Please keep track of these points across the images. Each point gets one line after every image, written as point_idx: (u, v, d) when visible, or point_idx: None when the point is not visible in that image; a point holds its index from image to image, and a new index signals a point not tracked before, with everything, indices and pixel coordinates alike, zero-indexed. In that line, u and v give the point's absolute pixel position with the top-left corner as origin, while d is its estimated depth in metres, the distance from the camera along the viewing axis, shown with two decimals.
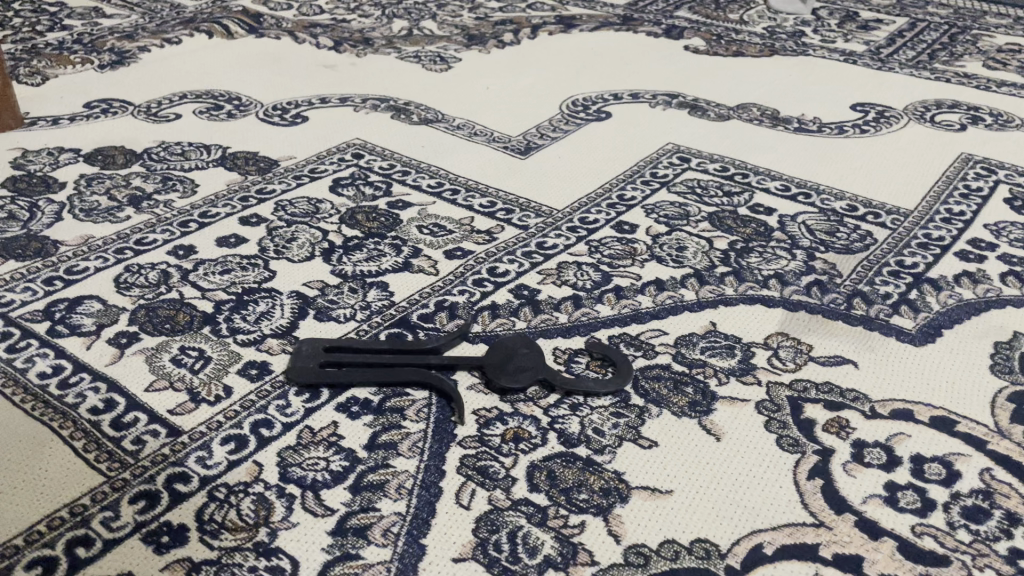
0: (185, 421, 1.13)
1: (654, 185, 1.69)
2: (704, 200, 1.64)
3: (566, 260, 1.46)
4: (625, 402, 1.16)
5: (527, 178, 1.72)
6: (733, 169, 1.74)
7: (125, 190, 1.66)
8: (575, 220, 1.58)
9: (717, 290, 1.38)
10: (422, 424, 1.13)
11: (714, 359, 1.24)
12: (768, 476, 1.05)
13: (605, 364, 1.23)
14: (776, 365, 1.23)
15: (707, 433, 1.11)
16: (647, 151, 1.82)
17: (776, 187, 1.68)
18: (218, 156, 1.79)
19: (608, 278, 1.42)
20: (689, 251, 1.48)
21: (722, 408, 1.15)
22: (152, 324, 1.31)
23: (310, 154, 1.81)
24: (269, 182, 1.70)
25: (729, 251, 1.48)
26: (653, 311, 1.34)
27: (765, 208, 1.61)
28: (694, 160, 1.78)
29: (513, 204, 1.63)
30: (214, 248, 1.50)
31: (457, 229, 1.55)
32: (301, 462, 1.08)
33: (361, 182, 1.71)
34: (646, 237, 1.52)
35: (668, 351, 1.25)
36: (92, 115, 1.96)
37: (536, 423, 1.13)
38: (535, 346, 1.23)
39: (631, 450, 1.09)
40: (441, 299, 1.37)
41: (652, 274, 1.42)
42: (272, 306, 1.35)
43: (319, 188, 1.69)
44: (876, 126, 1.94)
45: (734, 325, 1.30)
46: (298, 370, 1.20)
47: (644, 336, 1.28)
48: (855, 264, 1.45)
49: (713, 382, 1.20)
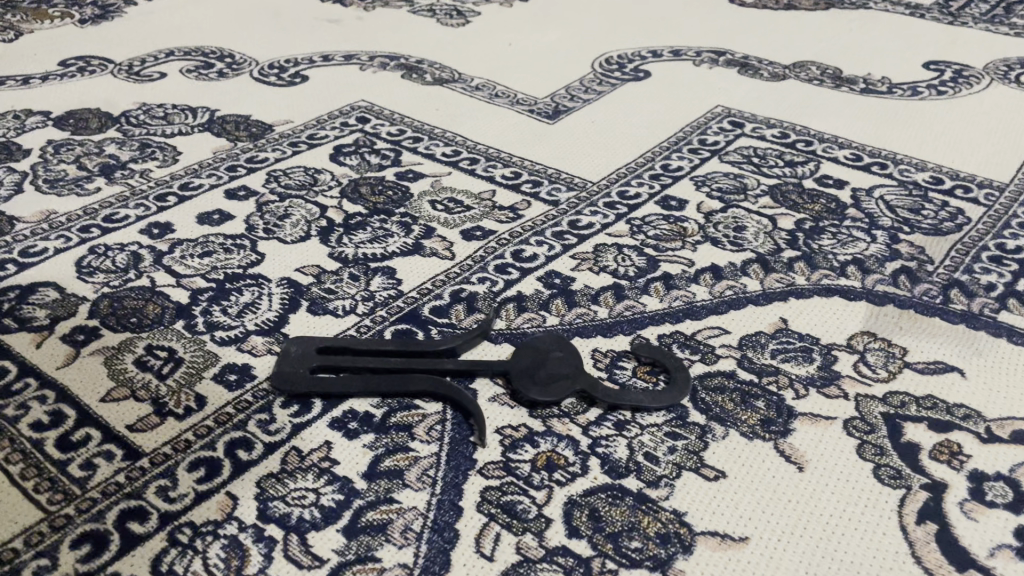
0: (146, 440, 0.93)
1: (703, 153, 1.46)
2: (763, 171, 1.41)
3: (604, 242, 1.24)
4: (683, 420, 0.95)
5: (557, 146, 1.50)
6: (794, 135, 1.51)
7: (97, 159, 1.46)
8: (613, 194, 1.36)
9: (786, 280, 1.16)
10: (435, 446, 0.92)
11: (788, 365, 1.02)
12: (867, 520, 0.84)
13: (657, 371, 1.01)
14: (864, 374, 1.01)
15: (786, 461, 0.90)
16: (694, 114, 1.59)
17: (845, 156, 1.45)
18: (205, 119, 1.58)
19: (654, 263, 1.20)
20: (749, 231, 1.26)
21: (803, 429, 0.94)
22: (115, 317, 1.11)
23: (309, 118, 1.59)
24: (260, 149, 1.49)
25: (796, 231, 1.26)
26: (711, 304, 1.12)
27: (835, 180, 1.38)
28: (748, 125, 1.55)
29: (540, 176, 1.41)
30: (194, 226, 1.29)
31: (476, 205, 1.34)
32: (285, 494, 0.87)
33: (366, 150, 1.49)
34: (697, 215, 1.30)
35: (732, 355, 1.04)
36: (67, 74, 1.75)
37: (573, 446, 0.92)
38: (572, 351, 1.02)
39: (692, 482, 0.88)
40: (457, 288, 1.15)
41: (706, 258, 1.20)
42: (258, 296, 1.14)
43: (317, 156, 1.47)
44: (955, 86, 1.70)
45: (808, 323, 1.09)
46: (285, 378, 0.99)
47: (701, 336, 1.06)
48: (948, 248, 1.23)
49: (789, 396, 0.98)
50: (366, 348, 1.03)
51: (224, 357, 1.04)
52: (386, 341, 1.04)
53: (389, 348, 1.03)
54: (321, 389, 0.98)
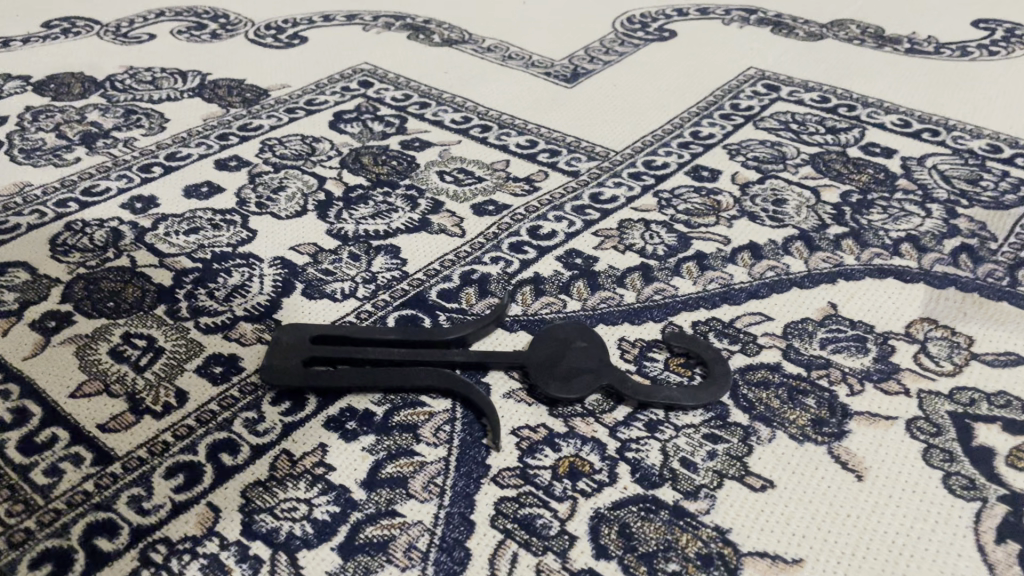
0: (118, 443, 0.83)
1: (736, 119, 1.34)
2: (802, 138, 1.29)
3: (630, 217, 1.13)
4: (723, 421, 0.84)
5: (576, 112, 1.38)
6: (835, 100, 1.39)
7: (78, 127, 1.34)
8: (639, 164, 1.24)
9: (833, 259, 1.05)
10: (443, 450, 0.82)
11: (840, 357, 0.91)
12: (938, 539, 0.74)
13: (692, 363, 0.90)
14: (926, 367, 0.90)
15: (843, 469, 0.80)
16: (725, 77, 1.46)
17: (892, 122, 1.33)
18: (196, 84, 1.46)
19: (686, 240, 1.08)
20: (790, 205, 1.14)
21: (860, 432, 0.83)
22: (90, 301, 1.00)
23: (307, 83, 1.47)
24: (254, 116, 1.37)
25: (842, 205, 1.14)
26: (750, 287, 1.00)
27: (882, 149, 1.26)
28: (785, 88, 1.42)
29: (558, 144, 1.29)
30: (180, 200, 1.18)
31: (488, 176, 1.22)
32: (273, 506, 0.77)
33: (369, 117, 1.37)
34: (731, 186, 1.18)
35: (776, 345, 0.92)
36: (50, 36, 1.63)
37: (600, 450, 0.81)
38: (597, 341, 0.91)
39: (736, 494, 0.77)
40: (467, 270, 1.04)
41: (743, 235, 1.09)
42: (248, 278, 1.03)
43: (316, 123, 1.36)
44: (1008, 46, 1.56)
45: (861, 308, 0.97)
46: (275, 370, 0.88)
47: (741, 323, 0.95)
48: (1012, 224, 1.11)
49: (842, 393, 0.87)
50: (366, 337, 0.92)
51: (209, 347, 0.94)
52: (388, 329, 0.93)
53: (391, 337, 0.92)
54: (315, 383, 0.87)
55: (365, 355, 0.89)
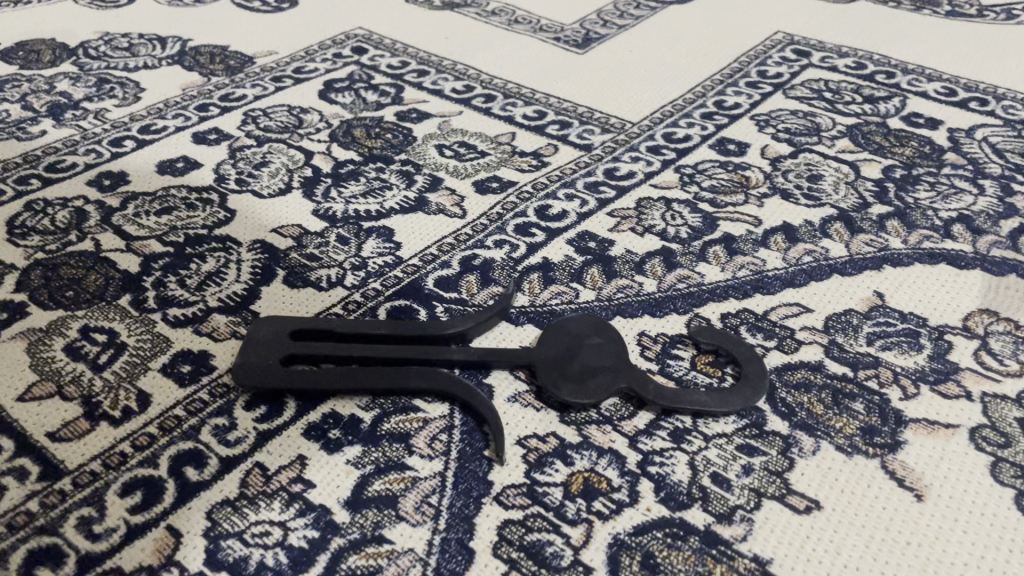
0: (71, 453, 0.73)
1: (764, 87, 1.22)
2: (837, 108, 1.17)
3: (649, 195, 1.02)
4: (759, 429, 0.73)
5: (588, 80, 1.26)
6: (872, 66, 1.27)
7: (46, 97, 1.24)
8: (658, 137, 1.12)
9: (877, 243, 0.93)
10: (439, 463, 0.71)
11: (890, 355, 0.80)
12: (1014, 573, 0.63)
13: (722, 362, 0.80)
14: (989, 366, 0.79)
15: (899, 487, 0.69)
16: (750, 42, 1.35)
17: (936, 90, 1.21)
18: (176, 50, 1.35)
19: (711, 221, 0.97)
20: (827, 182, 1.03)
21: (917, 443, 0.72)
22: (47, 289, 0.90)
23: (296, 49, 1.36)
24: (237, 85, 1.26)
25: (885, 181, 1.03)
26: (786, 275, 0.89)
27: (926, 120, 1.14)
28: (816, 54, 1.30)
29: (569, 115, 1.18)
30: (152, 177, 1.07)
31: (492, 150, 1.11)
32: (243, 531, 0.67)
33: (362, 86, 1.26)
34: (761, 161, 1.07)
35: (817, 341, 0.82)
36: None
37: (619, 464, 0.71)
38: (614, 337, 0.80)
39: (777, 516, 0.67)
40: (468, 255, 0.93)
41: (776, 215, 0.98)
42: (224, 264, 0.93)
43: (304, 93, 1.24)
44: None
45: (911, 299, 0.86)
46: (250, 369, 0.78)
47: (777, 315, 0.84)
48: None
49: (895, 396, 0.76)
50: (354, 330, 0.81)
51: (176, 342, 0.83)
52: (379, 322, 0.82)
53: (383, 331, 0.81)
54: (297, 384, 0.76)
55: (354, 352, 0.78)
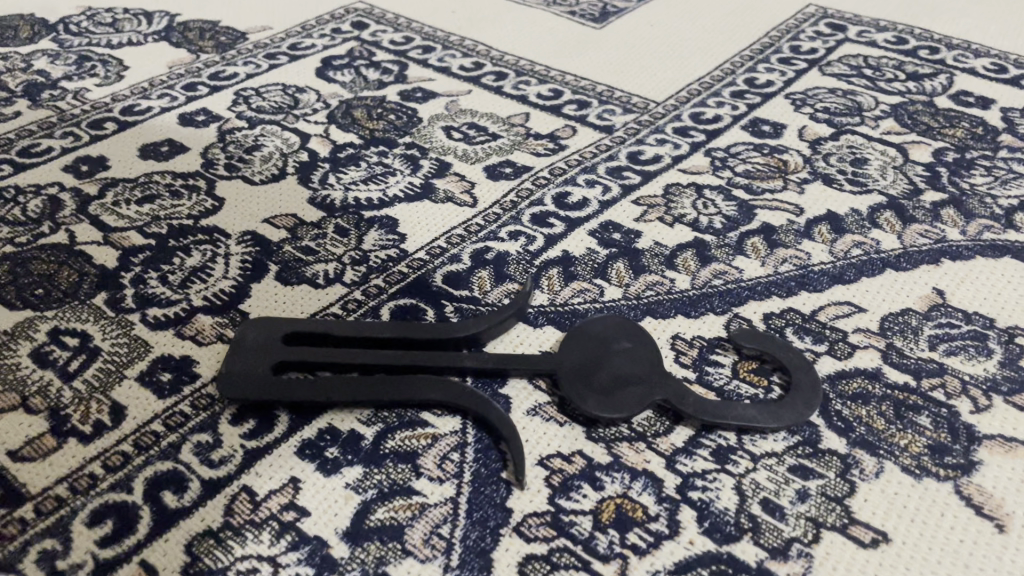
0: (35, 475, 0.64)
1: (798, 64, 1.13)
2: (879, 86, 1.08)
3: (678, 181, 0.93)
4: (813, 448, 0.65)
5: (607, 56, 1.17)
6: (914, 41, 1.17)
7: (22, 76, 1.14)
8: (685, 118, 1.03)
9: (933, 233, 0.85)
10: (451, 487, 0.63)
11: (956, 361, 0.72)
12: None
13: (767, 368, 0.71)
14: None
15: (978, 515, 0.60)
16: (780, 16, 1.25)
17: (985, 66, 1.12)
18: (162, 26, 1.26)
19: (748, 210, 0.88)
20: (873, 166, 0.94)
21: (995, 463, 0.64)
22: (14, 287, 0.81)
23: (292, 24, 1.26)
24: (228, 62, 1.17)
25: (937, 165, 0.94)
26: (834, 270, 0.80)
27: (976, 98, 1.05)
28: (852, 28, 1.21)
29: (587, 95, 1.09)
30: (134, 162, 0.98)
31: (504, 132, 1.02)
32: (227, 568, 0.58)
33: (363, 63, 1.17)
34: (799, 144, 0.98)
35: (873, 345, 0.73)
36: None
37: (655, 488, 0.62)
38: (645, 341, 0.71)
39: (839, 551, 0.58)
40: (480, 248, 0.85)
41: (819, 203, 0.89)
42: (211, 259, 0.84)
43: (300, 70, 1.15)
44: None
45: (975, 297, 0.78)
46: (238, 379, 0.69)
47: (826, 315, 0.76)
48: None
49: (965, 409, 0.68)
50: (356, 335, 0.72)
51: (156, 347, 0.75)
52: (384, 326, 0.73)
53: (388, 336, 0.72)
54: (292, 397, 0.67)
55: (356, 360, 0.69)
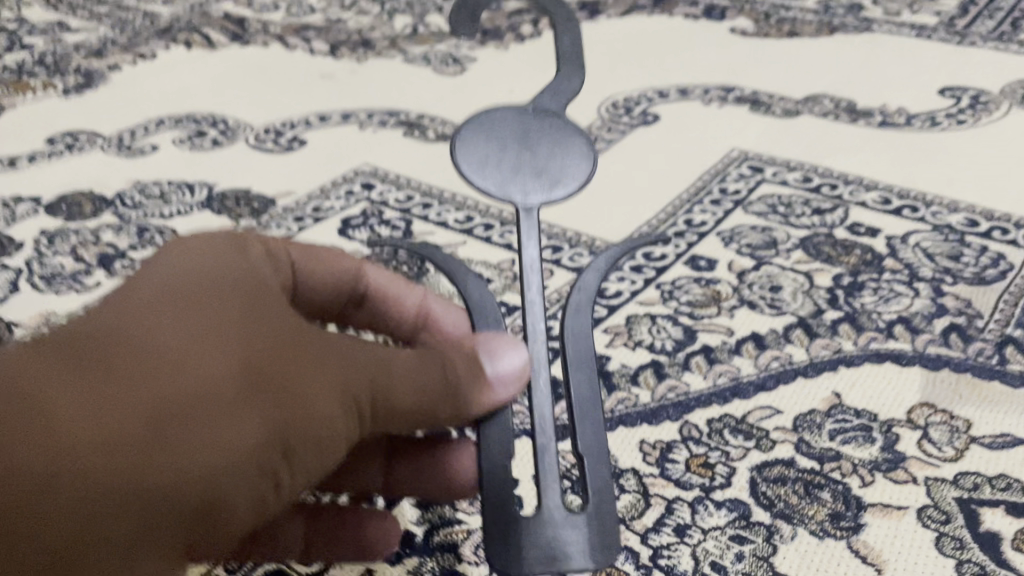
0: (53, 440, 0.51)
1: (725, 204, 1.41)
2: (790, 222, 1.36)
3: (636, 312, 1.18)
4: (747, 520, 0.89)
5: (572, 203, 1.44)
6: (817, 179, 1.46)
7: (94, 248, 1.39)
8: (638, 256, 1.30)
9: (832, 346, 1.11)
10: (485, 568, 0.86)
11: (849, 448, 0.97)
12: None
13: (702, 451, 0.97)
14: (930, 453, 0.96)
15: (863, 563, 0.85)
16: (711, 161, 1.54)
17: (873, 199, 1.40)
18: (204, 196, 1.51)
19: (691, 334, 1.14)
20: (786, 292, 1.21)
21: (877, 523, 0.88)
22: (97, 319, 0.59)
23: (312, 189, 1.53)
24: (264, 227, 1.42)
25: (836, 289, 1.21)
26: (758, 380, 1.06)
27: (867, 228, 1.33)
28: (768, 169, 1.50)
29: (559, 239, 1.35)
30: None
31: (496, 277, 1.28)
32: None
33: (375, 221, 1.43)
34: (729, 275, 1.25)
35: (788, 439, 0.98)
36: (54, 153, 1.67)
37: (634, 558, 0.86)
38: (506, 142, 0.87)
39: None
40: None
41: (746, 325, 1.15)
42: None
43: (325, 232, 1.41)
44: (974, 114, 1.64)
45: (864, 396, 1.03)
46: (290, 329, 0.63)
47: (753, 417, 1.01)
48: (994, 299, 1.18)
49: (856, 484, 0.93)
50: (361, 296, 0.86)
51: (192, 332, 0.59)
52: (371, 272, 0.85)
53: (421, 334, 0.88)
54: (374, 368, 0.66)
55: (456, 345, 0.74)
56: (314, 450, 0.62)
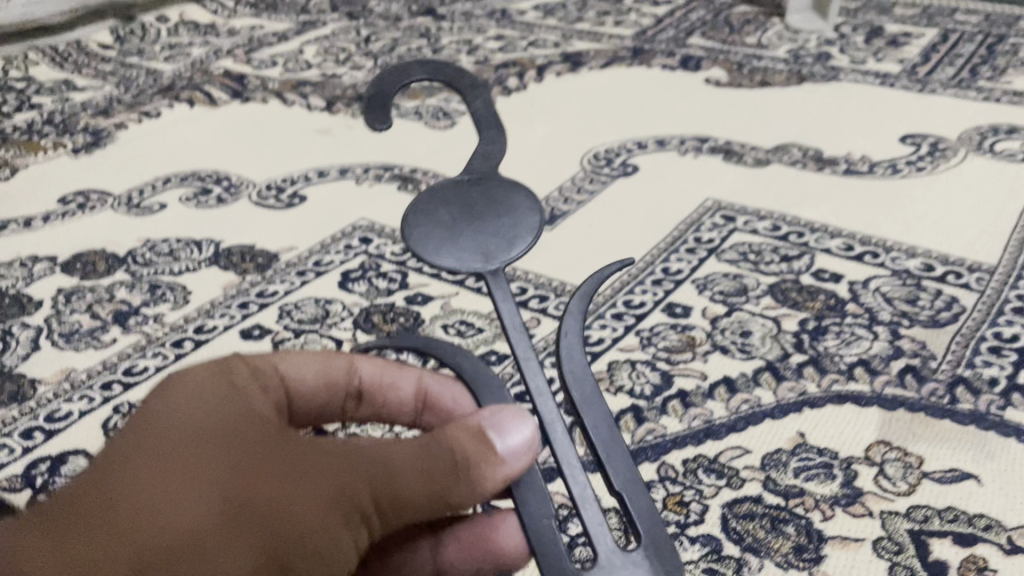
0: None
1: (700, 253, 1.51)
2: (760, 269, 1.46)
3: (617, 358, 1.28)
4: (718, 554, 0.98)
5: (557, 254, 1.54)
6: (785, 227, 1.57)
7: (109, 306, 1.48)
8: (619, 304, 1.39)
9: (798, 388, 1.20)
10: None
11: (812, 484, 1.06)
12: None
13: (677, 490, 1.06)
14: (885, 488, 1.05)
15: None
16: (686, 211, 1.64)
17: (837, 246, 1.50)
18: (211, 253, 1.61)
19: (668, 379, 1.23)
20: (755, 337, 1.30)
21: (836, 554, 0.97)
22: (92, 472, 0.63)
23: (313, 244, 1.62)
24: (269, 282, 1.52)
25: (801, 333, 1.31)
26: (729, 422, 1.15)
27: (831, 274, 1.43)
28: (740, 218, 1.60)
29: (545, 289, 1.45)
30: None
31: (487, 327, 1.37)
32: None
33: (373, 274, 1.52)
34: (703, 321, 1.34)
35: (756, 477, 1.07)
36: (67, 212, 1.76)
37: None
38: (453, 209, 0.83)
39: None
40: None
41: (718, 369, 1.24)
42: None
43: (326, 285, 1.50)
44: (932, 161, 1.75)
45: (826, 435, 1.13)
46: (273, 447, 0.65)
47: (725, 457, 1.10)
48: (947, 341, 1.27)
49: (818, 518, 1.02)
50: (356, 392, 0.85)
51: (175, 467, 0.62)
52: (361, 367, 0.84)
53: (424, 417, 0.87)
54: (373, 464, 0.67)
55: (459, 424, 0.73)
56: (315, 565, 0.63)
